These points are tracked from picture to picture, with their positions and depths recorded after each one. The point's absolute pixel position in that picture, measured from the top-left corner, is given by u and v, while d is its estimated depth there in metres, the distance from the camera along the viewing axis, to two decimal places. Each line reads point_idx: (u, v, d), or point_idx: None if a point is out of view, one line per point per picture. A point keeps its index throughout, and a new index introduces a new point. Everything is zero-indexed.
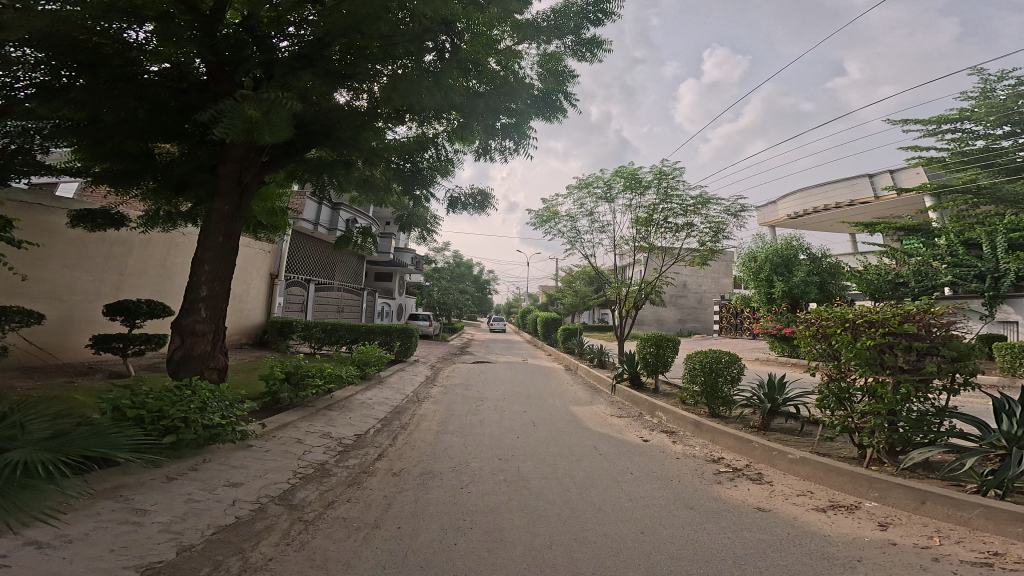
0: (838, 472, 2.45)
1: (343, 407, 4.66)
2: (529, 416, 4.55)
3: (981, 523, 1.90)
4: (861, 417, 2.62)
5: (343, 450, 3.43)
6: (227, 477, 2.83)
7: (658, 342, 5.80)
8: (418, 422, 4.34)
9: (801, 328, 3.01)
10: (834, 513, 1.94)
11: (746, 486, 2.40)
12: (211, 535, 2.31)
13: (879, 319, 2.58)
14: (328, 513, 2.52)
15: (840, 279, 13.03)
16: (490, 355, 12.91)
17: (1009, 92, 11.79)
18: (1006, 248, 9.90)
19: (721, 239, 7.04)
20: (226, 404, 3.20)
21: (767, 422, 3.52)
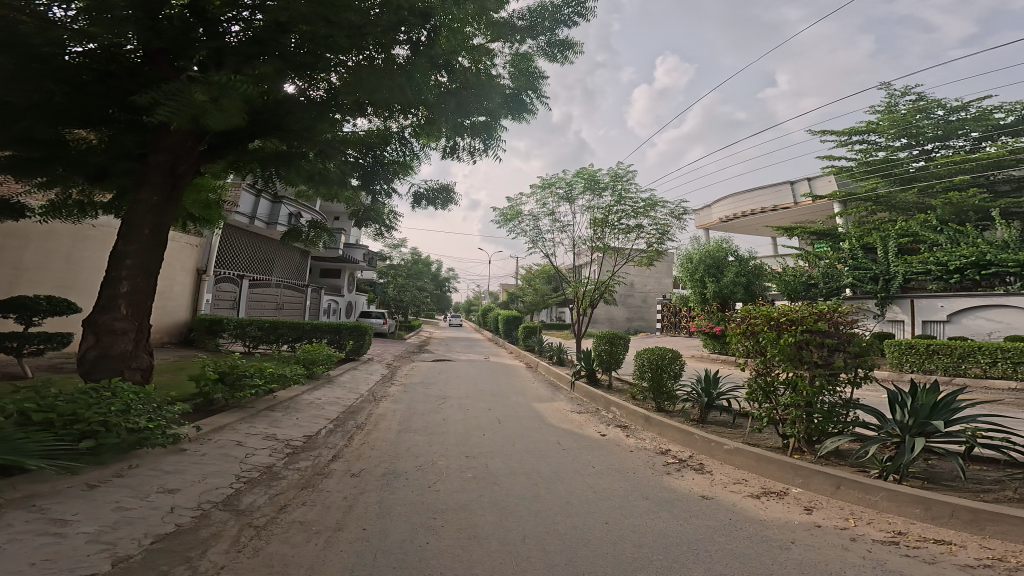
0: (767, 461, 2.82)
1: (288, 408, 4.57)
2: (493, 412, 4.71)
3: (884, 505, 2.27)
4: (784, 409, 3.01)
5: (291, 453, 3.38)
6: (161, 484, 2.68)
7: (612, 340, 6.28)
8: (374, 422, 4.31)
9: (732, 326, 3.35)
10: (767, 499, 2.27)
11: (691, 475, 2.76)
12: (150, 545, 2.16)
13: (799, 319, 2.93)
14: (282, 517, 2.53)
15: (763, 279, 14.44)
16: (451, 356, 12.33)
17: (908, 107, 13.72)
18: (896, 252, 11.93)
19: (665, 240, 7.48)
20: (153, 407, 3.05)
21: (704, 415, 3.90)
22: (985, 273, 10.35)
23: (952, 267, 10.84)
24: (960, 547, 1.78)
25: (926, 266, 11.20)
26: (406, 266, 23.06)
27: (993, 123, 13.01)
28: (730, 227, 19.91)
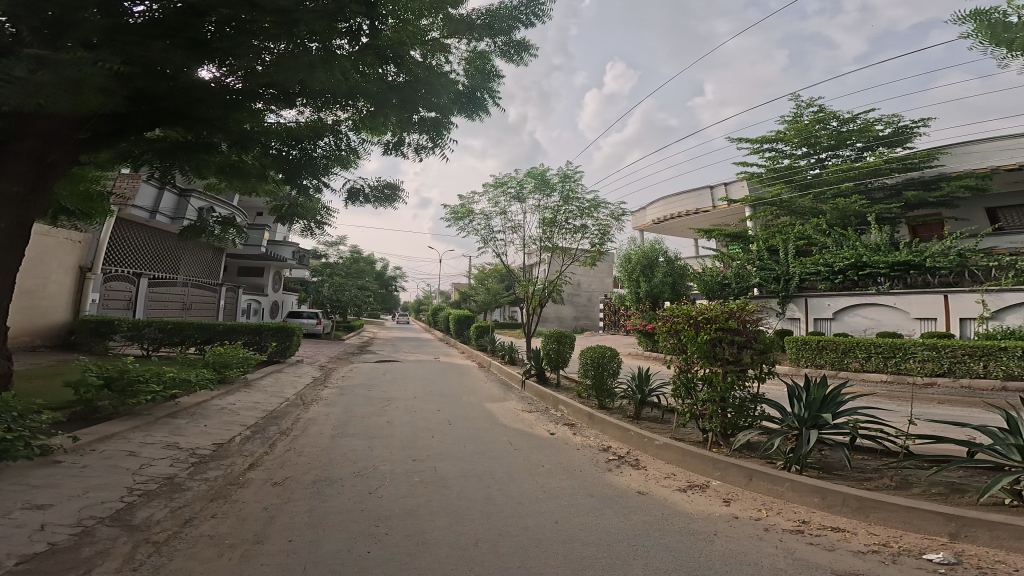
0: (692, 456, 3.18)
1: (192, 415, 4.38)
2: (441, 416, 4.81)
3: (789, 495, 2.63)
4: (702, 404, 3.35)
5: (197, 463, 3.15)
6: (27, 500, 2.35)
7: (560, 338, 6.55)
8: (298, 427, 4.33)
9: (659, 325, 3.66)
10: (693, 495, 2.67)
11: (629, 472, 3.15)
12: (14, 566, 1.87)
13: (712, 318, 3.25)
14: (187, 531, 2.32)
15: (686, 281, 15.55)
16: (396, 355, 12.67)
17: (810, 118, 15.05)
18: (793, 255, 13.37)
19: (607, 240, 8.02)
20: (12, 416, 2.68)
21: (639, 412, 4.30)
22: (862, 273, 12.00)
23: (837, 268, 12.43)
24: (852, 534, 2.15)
25: (815, 270, 12.79)
26: (343, 263, 22.39)
27: (875, 135, 14.49)
28: (660, 228, 21.80)
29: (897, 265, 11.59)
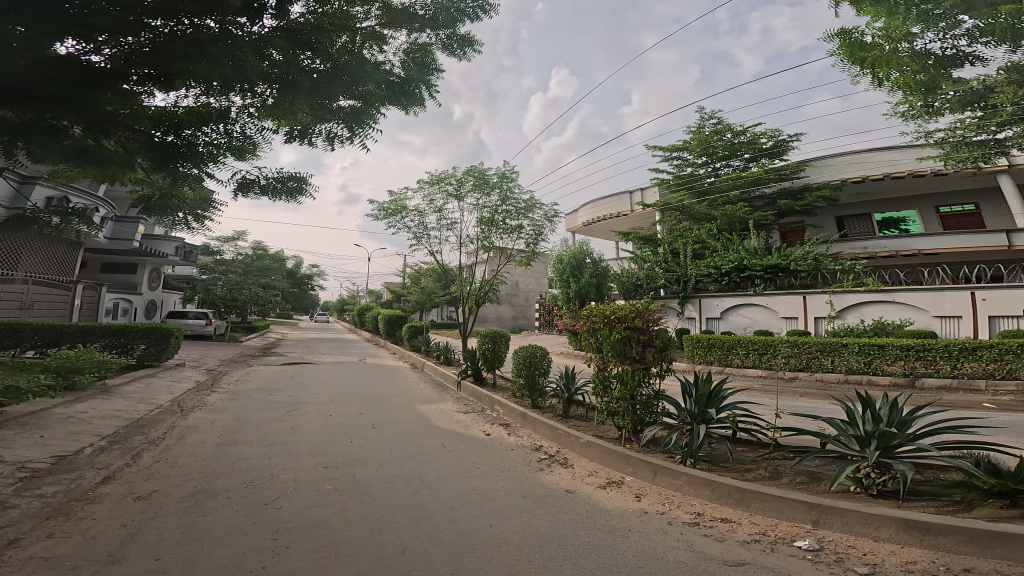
0: (609, 455, 4.20)
1: (25, 425, 4.61)
2: (374, 433, 5.36)
3: (685, 487, 3.55)
4: (616, 402, 4.34)
5: (29, 481, 3.19)
6: None
7: (493, 338, 8.78)
8: (162, 438, 4.76)
9: (582, 324, 4.73)
10: (606, 491, 3.61)
11: (558, 470, 4.16)
12: None
13: (622, 318, 4.27)
14: (15, 552, 2.29)
15: (607, 280, 21.88)
16: (308, 356, 16.42)
17: (710, 131, 20.73)
18: (691, 259, 18.35)
19: (538, 239, 10.39)
20: None
21: (566, 408, 5.74)
22: (742, 275, 17.03)
23: (723, 271, 17.46)
24: (738, 525, 3.02)
25: (707, 271, 17.83)
26: (244, 262, 24.42)
27: (758, 147, 20.20)
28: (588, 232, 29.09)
29: (768, 268, 16.57)
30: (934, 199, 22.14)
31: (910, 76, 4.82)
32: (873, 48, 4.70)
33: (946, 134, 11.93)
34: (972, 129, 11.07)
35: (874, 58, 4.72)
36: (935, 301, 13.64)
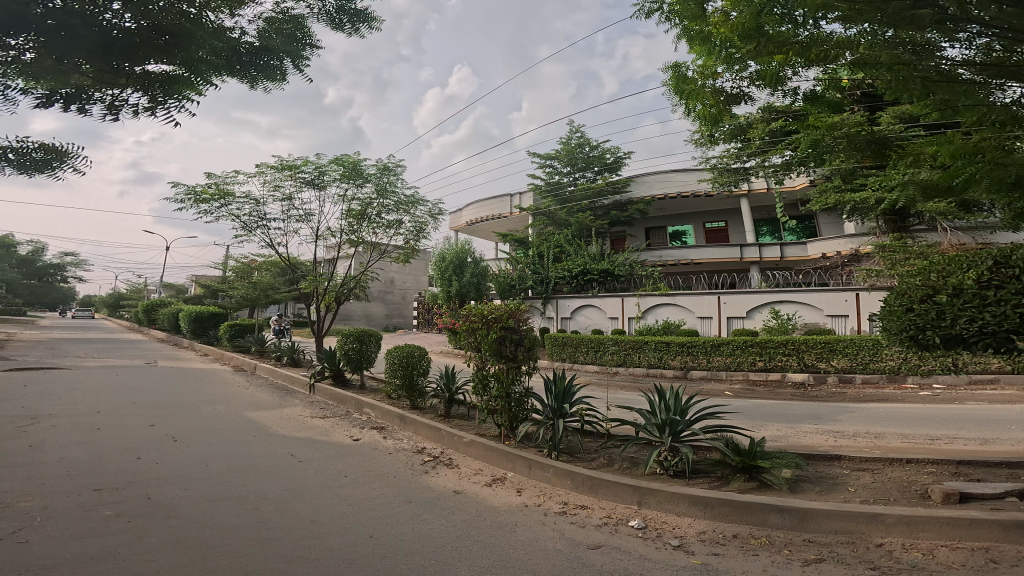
0: (491, 454, 5.83)
1: None
2: (224, 456, 5.74)
3: (551, 478, 5.19)
4: (493, 401, 6.12)
5: None
6: None
7: (360, 340, 10.20)
8: None
9: (463, 326, 6.32)
10: (496, 486, 5.17)
11: (445, 470, 5.67)
12: None
13: (498, 320, 5.97)
14: None
15: (487, 280, 22.88)
16: (53, 359, 14.77)
17: (576, 144, 26.26)
18: (550, 261, 21.41)
19: (419, 236, 12.29)
20: None
21: (447, 408, 7.49)
22: (584, 276, 20.49)
23: (576, 272, 20.63)
24: (593, 510, 4.59)
25: (564, 274, 20.69)
26: None
27: (604, 162, 26.18)
28: (472, 230, 32.51)
29: (600, 271, 20.24)
30: (701, 217, 27.72)
31: (707, 109, 6.02)
32: (689, 82, 5.78)
33: (716, 160, 15.06)
34: (730, 157, 14.38)
35: (689, 90, 5.81)
36: (700, 304, 17.01)
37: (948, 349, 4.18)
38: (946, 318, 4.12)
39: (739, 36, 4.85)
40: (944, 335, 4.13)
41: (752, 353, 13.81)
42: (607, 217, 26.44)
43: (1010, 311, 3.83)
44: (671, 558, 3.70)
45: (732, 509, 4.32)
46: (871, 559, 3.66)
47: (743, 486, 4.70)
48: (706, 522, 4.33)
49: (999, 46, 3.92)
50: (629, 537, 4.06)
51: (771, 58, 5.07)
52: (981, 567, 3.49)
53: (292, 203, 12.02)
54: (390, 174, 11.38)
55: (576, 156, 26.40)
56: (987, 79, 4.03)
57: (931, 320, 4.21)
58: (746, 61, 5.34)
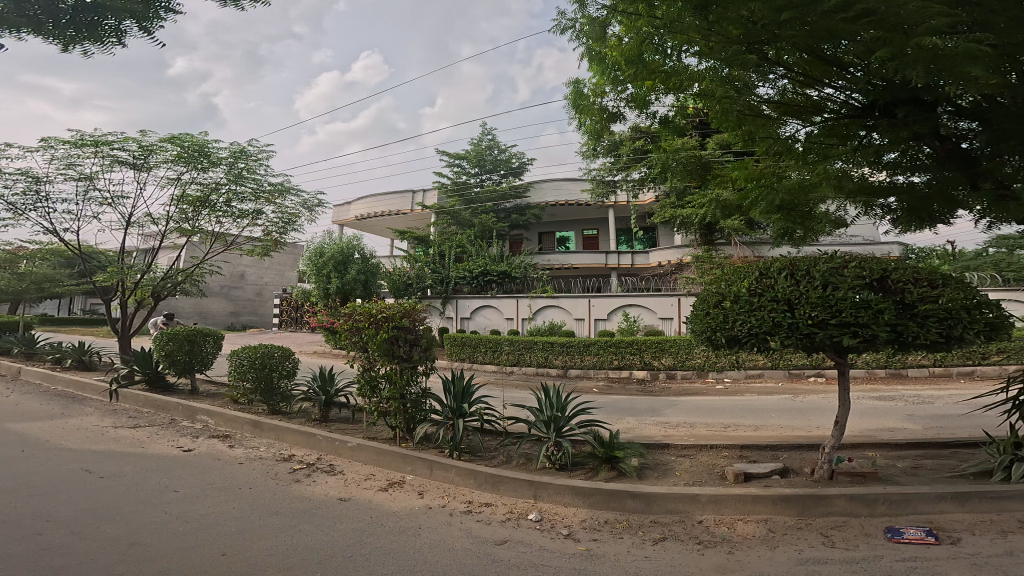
0: (379, 457, 5.71)
1: None
2: (2, 483, 4.81)
3: (455, 477, 5.18)
4: (386, 403, 5.93)
5: None
6: None
7: (189, 339, 9.25)
8: None
9: (345, 326, 6.00)
10: (390, 490, 5.07)
11: (324, 478, 5.39)
12: None
13: (389, 318, 5.77)
14: None
15: (377, 278, 21.41)
16: None
17: (485, 144, 26.83)
18: (452, 261, 21.25)
19: (286, 228, 11.44)
20: None
21: (325, 412, 7.07)
22: (485, 274, 20.82)
23: (476, 272, 20.73)
24: (496, 507, 4.72)
25: (464, 275, 20.70)
26: None
27: (510, 165, 27.08)
28: (362, 225, 31.35)
29: (483, 273, 20.84)
30: (580, 225, 29.52)
31: (593, 125, 6.80)
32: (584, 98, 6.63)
33: (595, 172, 16.05)
34: (607, 170, 15.40)
35: (584, 106, 6.60)
36: (576, 307, 17.93)
37: (730, 348, 5.10)
38: (729, 321, 5.00)
39: (625, 59, 6.13)
40: (727, 336, 5.01)
41: (609, 352, 14.94)
42: (507, 220, 27.11)
43: (765, 316, 4.74)
44: (562, 547, 3.98)
45: (601, 497, 4.65)
46: (696, 535, 4.23)
47: (607, 477, 5.06)
48: (587, 511, 4.63)
49: (789, 91, 5.86)
50: (529, 529, 4.28)
51: (646, 85, 6.45)
52: (765, 536, 4.19)
53: (92, 184, 10.47)
54: (248, 157, 10.41)
55: (485, 159, 26.78)
56: (780, 116, 6.10)
57: (718, 323, 5.07)
58: (630, 86, 6.71)
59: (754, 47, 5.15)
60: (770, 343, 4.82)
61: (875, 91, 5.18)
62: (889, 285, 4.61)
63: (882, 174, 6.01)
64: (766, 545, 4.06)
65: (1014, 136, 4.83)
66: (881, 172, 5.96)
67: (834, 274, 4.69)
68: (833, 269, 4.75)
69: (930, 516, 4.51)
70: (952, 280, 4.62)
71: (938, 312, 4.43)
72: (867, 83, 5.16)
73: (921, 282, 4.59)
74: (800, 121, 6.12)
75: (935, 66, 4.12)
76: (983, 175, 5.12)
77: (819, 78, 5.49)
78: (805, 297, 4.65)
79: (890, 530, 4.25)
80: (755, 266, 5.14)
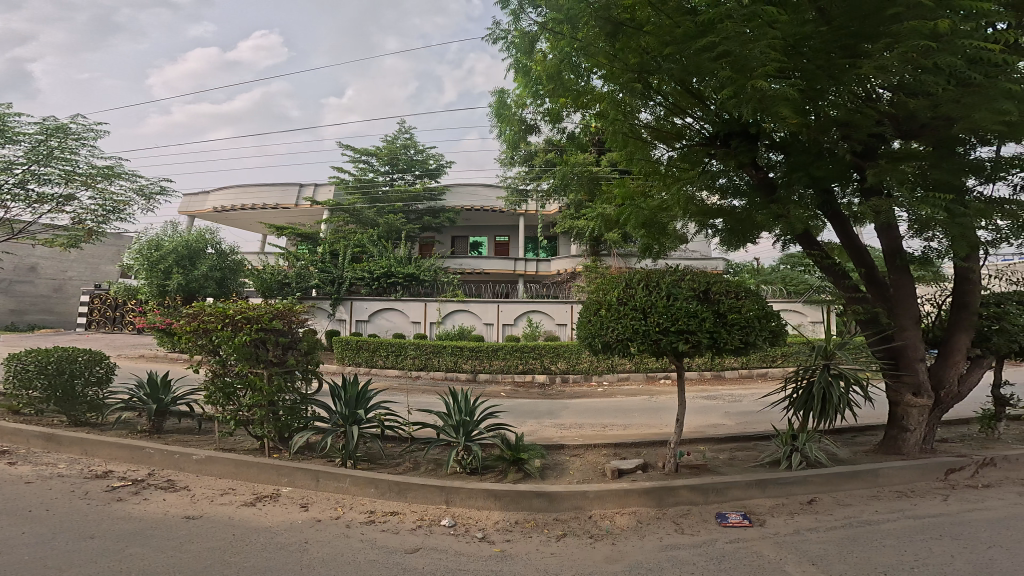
0: (231, 467, 5.38)
1: None
2: None
3: (349, 487, 4.99)
4: (246, 410, 5.61)
5: None
6: None
7: None
8: None
9: (186, 328, 5.50)
10: (257, 504, 4.76)
11: (159, 495, 4.91)
12: None
13: (254, 317, 5.48)
14: None
15: (234, 274, 19.85)
16: None
17: (399, 143, 26.18)
18: (347, 262, 20.16)
19: (109, 216, 10.21)
20: None
21: (156, 423, 6.48)
22: (389, 279, 20.31)
23: (376, 276, 20.14)
24: (404, 514, 4.61)
25: (362, 275, 19.94)
26: None
27: (427, 167, 26.60)
28: (223, 218, 29.19)
29: (380, 276, 20.28)
30: (493, 231, 29.89)
31: (511, 135, 7.19)
32: (509, 108, 7.03)
33: (509, 178, 16.28)
34: (522, 179, 15.80)
35: (507, 115, 6.97)
36: (486, 311, 18.05)
37: (605, 351, 5.52)
38: (604, 327, 5.38)
39: (546, 75, 6.37)
40: (602, 341, 5.41)
41: (517, 357, 15.18)
42: (419, 221, 26.84)
43: (627, 323, 5.17)
44: (477, 550, 3.99)
45: (511, 497, 4.72)
46: (588, 529, 4.44)
47: (515, 480, 5.14)
48: (499, 512, 4.68)
49: (662, 118, 6.51)
50: (442, 536, 4.22)
51: (559, 101, 6.76)
52: (635, 526, 4.52)
53: None
54: (65, 135, 9.37)
55: (397, 156, 26.08)
56: (652, 140, 6.75)
57: (595, 329, 5.46)
58: (547, 100, 7.06)
59: (643, 76, 5.80)
60: (631, 348, 5.30)
61: (719, 123, 5.91)
62: (711, 296, 5.26)
63: (717, 198, 6.83)
64: (634, 534, 4.37)
65: (802, 167, 5.65)
66: (715, 196, 6.78)
67: (674, 285, 5.27)
68: (673, 281, 5.31)
69: (743, 501, 5.09)
70: (752, 293, 5.41)
71: (742, 321, 5.15)
72: (716, 117, 5.92)
73: (731, 294, 5.29)
74: (667, 145, 6.79)
75: (762, 107, 4.86)
76: (778, 202, 5.84)
77: (685, 107, 6.23)
78: (654, 307, 5.14)
79: (719, 514, 4.75)
80: (624, 276, 5.54)
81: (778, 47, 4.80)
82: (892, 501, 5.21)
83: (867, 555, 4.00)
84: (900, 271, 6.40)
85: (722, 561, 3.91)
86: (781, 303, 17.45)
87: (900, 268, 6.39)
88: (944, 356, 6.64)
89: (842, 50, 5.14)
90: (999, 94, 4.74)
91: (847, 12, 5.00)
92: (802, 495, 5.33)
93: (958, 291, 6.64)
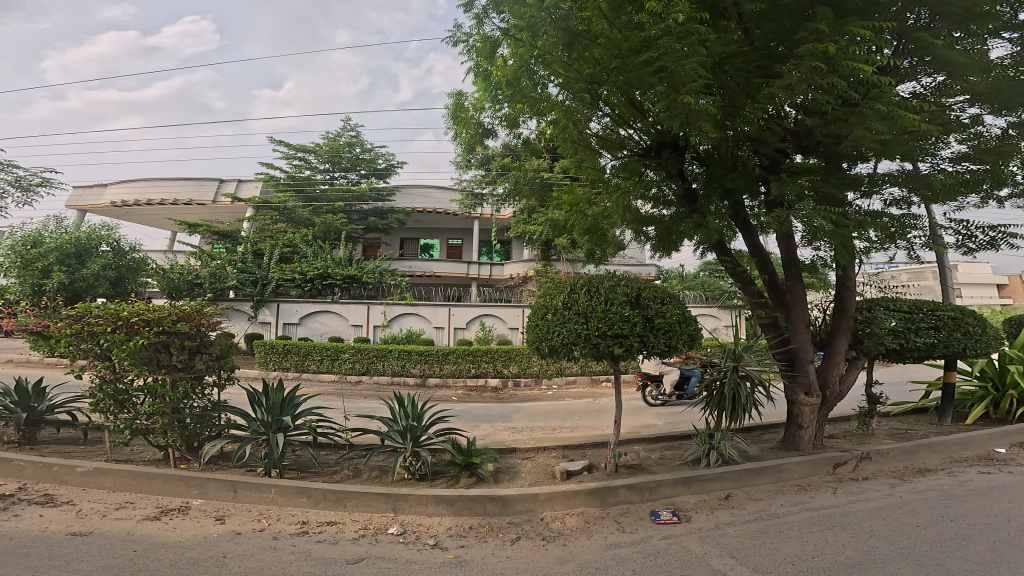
0: (126, 478, 5.06)
1: None
2: None
3: (278, 498, 4.81)
4: (144, 417, 5.30)
5: None
6: None
7: None
8: None
9: (65, 330, 5.02)
10: (163, 518, 4.48)
11: (38, 511, 4.50)
12: None
13: (156, 319, 5.11)
14: None
15: (131, 273, 18.59)
16: None
17: (342, 142, 25.53)
18: (275, 264, 19.37)
19: None
20: None
21: (29, 435, 6.04)
22: (325, 282, 19.75)
23: (307, 277, 19.56)
24: (342, 524, 4.47)
25: (292, 276, 19.35)
26: None
27: (375, 167, 26.07)
28: (118, 212, 27.45)
29: (311, 278, 19.71)
30: (445, 234, 29.78)
31: (469, 137, 7.15)
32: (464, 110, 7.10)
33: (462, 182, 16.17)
34: (476, 183, 15.82)
35: (463, 118, 7.03)
36: (436, 315, 17.89)
37: (552, 355, 5.59)
38: (550, 331, 5.46)
39: (506, 80, 6.33)
40: (548, 345, 5.48)
41: (469, 361, 15.11)
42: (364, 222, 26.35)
43: (570, 327, 5.26)
44: (430, 557, 3.93)
45: (463, 503, 4.70)
46: (539, 531, 4.46)
47: (468, 484, 5.12)
48: (451, 518, 4.63)
49: (610, 127, 6.68)
50: (391, 544, 4.13)
51: (516, 106, 6.74)
52: (581, 526, 4.59)
53: None
54: None
55: (340, 154, 25.51)
56: (596, 148, 6.83)
57: (543, 333, 5.52)
58: (506, 105, 7.07)
59: (594, 86, 5.98)
60: (575, 352, 5.38)
61: (654, 134, 6.21)
62: (641, 300, 5.46)
63: (649, 206, 7.00)
64: (580, 535, 4.42)
65: (717, 179, 6.05)
66: (648, 205, 6.95)
67: (611, 289, 5.44)
68: (611, 285, 5.48)
69: (670, 499, 5.27)
70: (675, 298, 5.63)
71: (665, 325, 5.34)
72: (651, 128, 6.17)
73: (659, 300, 5.51)
74: (611, 154, 6.88)
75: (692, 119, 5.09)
76: (699, 213, 6.20)
77: (627, 119, 6.44)
78: (594, 311, 5.27)
79: (652, 512, 4.89)
80: (571, 281, 5.65)
81: (705, 63, 5.01)
82: (793, 494, 5.53)
83: (778, 545, 4.23)
84: (794, 278, 6.84)
85: (657, 556, 4.03)
86: (700, 306, 18.41)
87: (795, 276, 6.83)
88: (827, 358, 7.12)
89: (761, 70, 5.52)
90: (872, 115, 5.12)
91: (767, 34, 5.44)
92: (718, 491, 5.56)
93: (837, 297, 7.19)
